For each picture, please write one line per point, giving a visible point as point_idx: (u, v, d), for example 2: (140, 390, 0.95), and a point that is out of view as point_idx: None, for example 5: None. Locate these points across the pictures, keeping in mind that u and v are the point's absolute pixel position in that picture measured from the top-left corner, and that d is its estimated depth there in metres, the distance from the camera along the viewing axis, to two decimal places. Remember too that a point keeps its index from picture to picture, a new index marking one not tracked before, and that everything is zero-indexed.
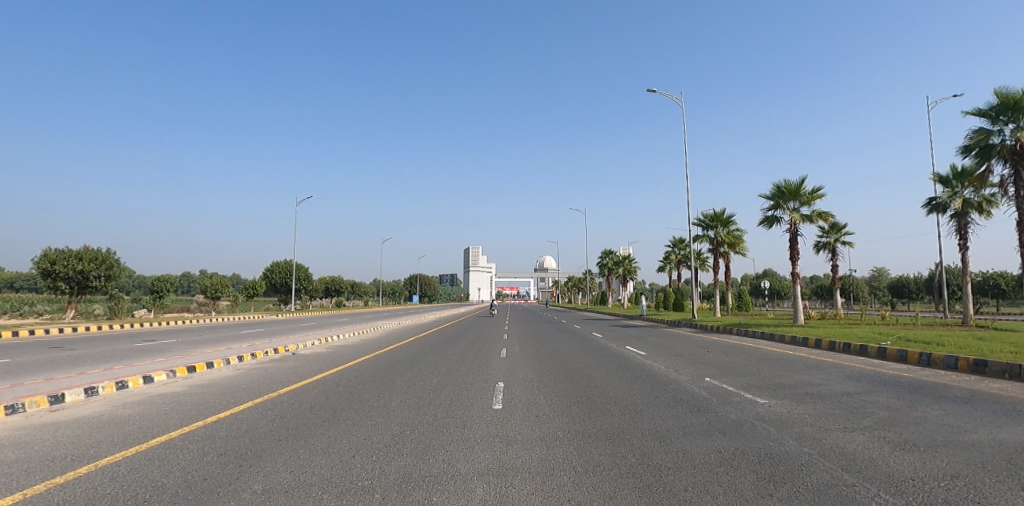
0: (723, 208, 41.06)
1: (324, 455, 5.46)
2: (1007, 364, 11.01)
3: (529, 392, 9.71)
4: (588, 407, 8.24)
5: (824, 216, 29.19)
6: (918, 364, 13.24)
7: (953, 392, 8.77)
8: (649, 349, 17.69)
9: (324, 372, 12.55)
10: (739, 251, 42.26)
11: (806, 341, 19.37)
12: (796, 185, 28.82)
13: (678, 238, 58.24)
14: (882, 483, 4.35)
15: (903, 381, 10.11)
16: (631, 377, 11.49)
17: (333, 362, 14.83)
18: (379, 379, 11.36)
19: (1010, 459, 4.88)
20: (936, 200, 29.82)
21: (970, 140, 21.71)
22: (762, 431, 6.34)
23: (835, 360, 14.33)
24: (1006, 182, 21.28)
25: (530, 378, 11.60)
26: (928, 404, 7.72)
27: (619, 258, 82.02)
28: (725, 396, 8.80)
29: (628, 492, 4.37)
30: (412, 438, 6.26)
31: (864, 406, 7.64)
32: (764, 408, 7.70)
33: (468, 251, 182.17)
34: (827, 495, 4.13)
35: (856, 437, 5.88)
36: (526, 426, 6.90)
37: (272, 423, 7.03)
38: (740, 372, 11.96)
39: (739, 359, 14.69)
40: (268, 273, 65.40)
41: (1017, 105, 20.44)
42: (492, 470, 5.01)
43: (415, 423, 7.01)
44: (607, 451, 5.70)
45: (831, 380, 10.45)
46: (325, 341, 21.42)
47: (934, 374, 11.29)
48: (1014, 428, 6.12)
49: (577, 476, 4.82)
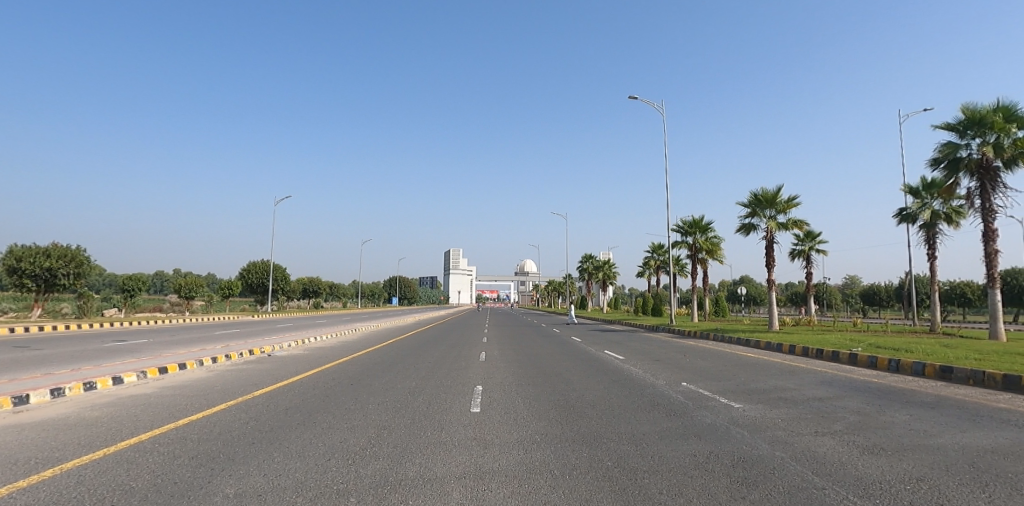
0: (701, 216, 41.63)
1: (299, 459, 5.38)
2: (971, 370, 11.35)
3: (508, 396, 9.70)
4: (567, 411, 8.27)
5: (799, 225, 29.74)
6: (887, 370, 13.54)
7: (921, 398, 8.94)
8: (627, 354, 17.82)
9: (300, 374, 12.33)
10: (717, 257, 42.86)
11: (780, 347, 19.71)
12: (773, 194, 29.35)
13: (657, 244, 58.70)
14: (852, 486, 4.44)
15: (873, 387, 10.38)
16: (609, 381, 11.53)
17: (309, 364, 14.58)
18: (358, 382, 11.24)
19: (973, 462, 5.04)
20: (906, 211, 30.60)
21: (939, 153, 22.33)
22: (736, 435, 6.43)
23: (807, 365, 14.55)
24: (973, 194, 21.89)
25: (508, 382, 11.59)
26: (896, 409, 7.91)
27: (599, 263, 82.28)
28: (700, 401, 8.92)
29: (605, 497, 4.38)
30: (389, 441, 6.22)
31: (834, 411, 7.78)
32: (739, 412, 7.80)
33: (448, 253, 181.29)
34: (798, 498, 4.22)
35: (827, 441, 5.99)
36: (505, 430, 6.90)
37: (246, 425, 6.91)
38: (717, 377, 12.10)
39: (715, 364, 14.81)
40: (244, 273, 64.35)
41: (983, 120, 21.10)
42: (468, 473, 4.99)
43: (392, 427, 6.97)
44: (584, 454, 5.73)
45: (804, 385, 10.63)
46: (302, 343, 21.16)
47: (901, 379, 11.63)
48: (978, 433, 6.31)
49: (554, 479, 4.83)
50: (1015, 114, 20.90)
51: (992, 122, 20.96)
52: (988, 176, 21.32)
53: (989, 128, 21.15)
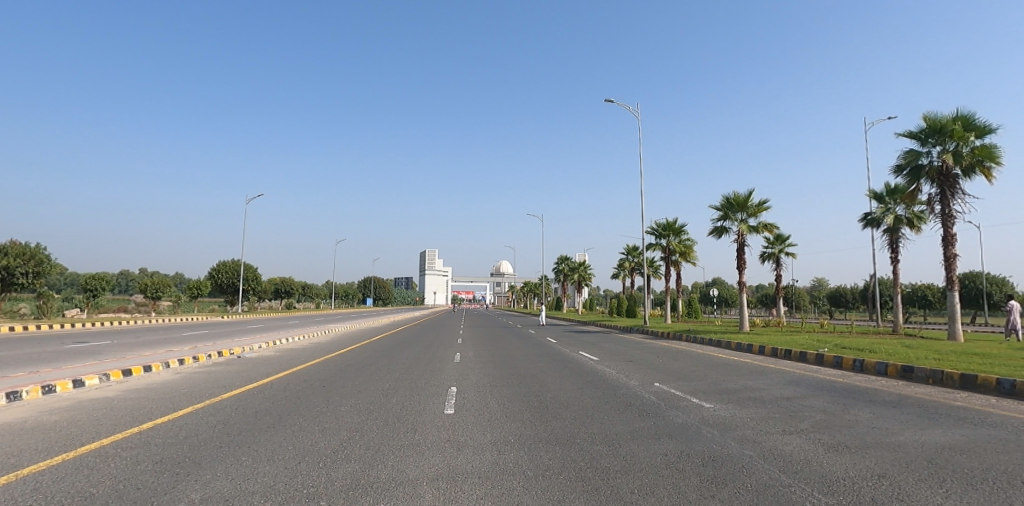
0: (675, 218, 42.19)
1: (268, 462, 5.29)
2: (930, 370, 11.73)
3: (482, 397, 9.71)
4: (541, 411, 8.30)
5: (769, 228, 30.36)
6: (851, 370, 13.92)
7: (884, 397, 9.20)
8: (601, 354, 17.97)
9: (270, 376, 12.11)
10: (690, 259, 43.48)
11: (750, 347, 20.09)
12: (744, 197, 29.91)
13: (631, 246, 59.30)
14: (817, 483, 4.55)
15: (838, 386, 10.67)
16: (583, 382, 11.60)
17: (280, 366, 14.35)
18: (330, 384, 11.10)
19: (931, 459, 5.21)
20: (871, 215, 31.50)
21: (902, 160, 23.05)
22: (706, 434, 6.53)
23: (775, 365, 14.86)
24: (933, 200, 22.65)
25: (483, 383, 11.58)
26: (859, 407, 8.14)
27: (574, 265, 82.71)
28: (672, 400, 9.04)
29: (577, 497, 4.40)
30: (361, 444, 6.14)
31: (801, 410, 7.96)
32: (709, 412, 7.93)
33: (424, 254, 180.26)
34: (765, 495, 4.30)
35: (793, 439, 6.14)
36: (479, 431, 6.90)
37: (213, 429, 6.76)
38: (688, 377, 12.28)
39: (687, 364, 15.02)
40: (214, 272, 62.96)
41: (944, 128, 21.86)
42: (442, 475, 4.97)
43: (365, 429, 6.90)
44: (557, 455, 5.75)
45: (772, 385, 10.85)
46: (273, 344, 20.80)
47: (865, 379, 11.98)
48: (936, 430, 6.54)
49: (527, 480, 4.84)
50: (973, 123, 21.68)
51: (951, 131, 21.73)
52: (948, 183, 22.06)
53: (949, 137, 21.92)
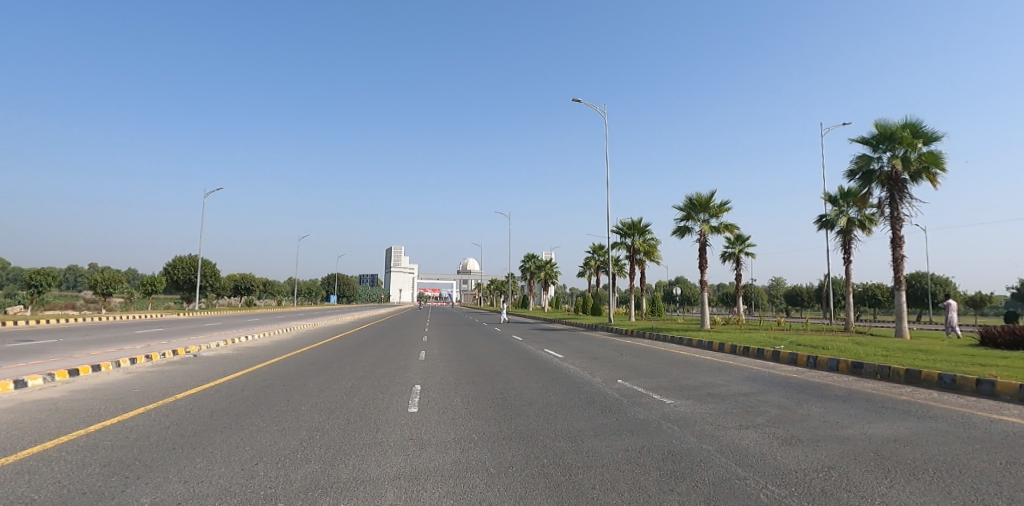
0: (640, 218, 42.80)
1: (224, 464, 5.15)
2: (879, 366, 12.23)
3: (446, 395, 9.66)
4: (505, 409, 8.30)
5: (730, 228, 31.10)
6: (806, 366, 14.41)
7: (835, 392, 9.55)
8: (565, 352, 18.11)
9: (228, 375, 11.79)
10: (654, 258, 44.19)
11: (710, 345, 20.57)
12: (706, 198, 30.55)
13: (597, 244, 59.90)
14: (771, 476, 4.68)
15: (793, 382, 11.03)
16: (548, 379, 11.66)
17: (238, 364, 13.98)
18: (290, 382, 10.87)
19: (878, 450, 5.44)
20: (826, 218, 32.61)
21: (855, 164, 23.94)
22: (667, 430, 6.66)
23: (734, 362, 15.25)
24: (883, 204, 23.60)
25: (447, 381, 11.53)
26: (813, 403, 8.42)
27: (541, 263, 83.08)
28: (634, 397, 9.19)
29: (539, 493, 4.42)
30: (321, 443, 6.04)
31: (758, 405, 8.20)
32: (670, 408, 8.09)
33: (389, 251, 178.22)
34: (721, 488, 4.41)
35: (749, 434, 6.31)
36: (442, 429, 6.86)
37: (166, 430, 6.54)
38: (651, 374, 12.49)
39: (649, 362, 15.26)
40: (169, 268, 60.85)
41: (894, 135, 22.78)
42: (404, 474, 4.93)
43: (326, 428, 6.79)
44: (520, 452, 5.77)
45: (731, 381, 11.13)
46: (231, 342, 20.28)
47: (818, 375, 12.41)
48: (883, 423, 6.82)
49: (490, 478, 4.85)
50: (920, 131, 22.67)
51: (900, 138, 22.67)
52: (897, 188, 23.01)
53: (898, 143, 22.86)
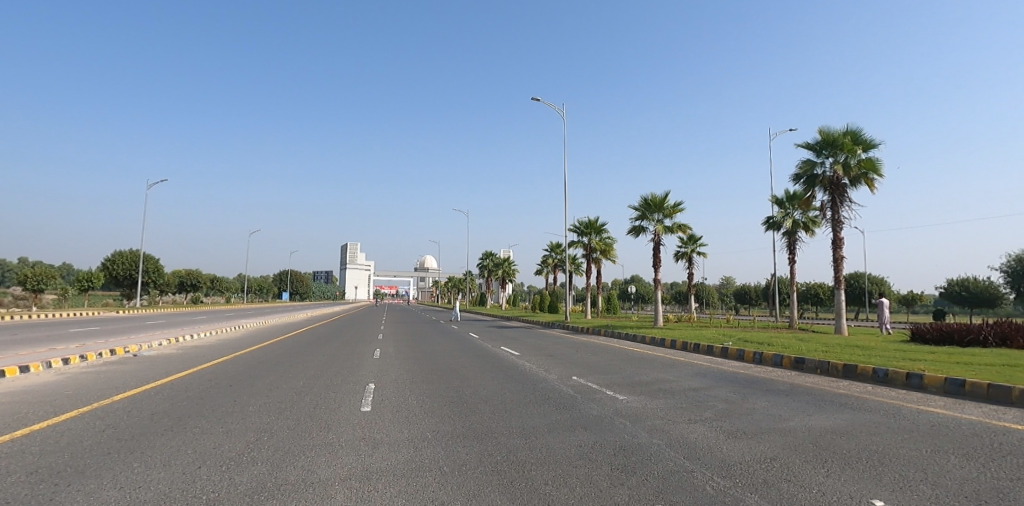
0: (596, 217, 43.34)
1: (163, 468, 4.94)
2: (819, 361, 12.78)
3: (400, 393, 9.54)
4: (460, 407, 8.27)
5: (683, 228, 31.87)
6: (752, 362, 14.92)
7: (779, 386, 9.94)
8: (521, 349, 18.20)
9: (171, 376, 11.31)
10: (610, 257, 44.87)
11: (663, 341, 21.06)
12: (661, 198, 31.22)
13: (555, 243, 60.35)
14: (717, 468, 4.83)
15: (739, 377, 11.41)
16: (503, 377, 11.67)
17: (182, 364, 13.43)
18: (238, 383, 10.51)
19: (816, 441, 5.68)
20: (773, 219, 33.83)
21: (800, 169, 24.91)
22: (619, 425, 6.77)
23: (685, 358, 15.66)
24: (825, 207, 24.65)
25: (402, 379, 11.39)
26: (757, 396, 8.73)
27: (499, 260, 83.14)
28: (588, 393, 9.30)
29: (492, 491, 4.42)
30: (269, 445, 5.86)
31: (706, 400, 8.43)
32: (623, 403, 8.23)
33: (344, 248, 174.79)
34: (670, 481, 4.51)
35: (698, 428, 6.49)
36: (395, 428, 6.77)
37: (101, 434, 6.21)
38: (605, 371, 12.68)
39: (604, 358, 15.50)
40: (108, 263, 57.91)
41: (835, 142, 23.82)
42: (355, 474, 4.84)
43: (274, 429, 6.59)
44: (474, 450, 5.75)
45: (682, 377, 11.42)
46: (175, 341, 19.46)
47: (763, 370, 12.87)
48: (822, 415, 7.14)
49: (443, 476, 4.81)
50: (860, 138, 23.79)
51: (842, 144, 23.72)
52: (838, 192, 24.08)
53: (839, 150, 23.92)
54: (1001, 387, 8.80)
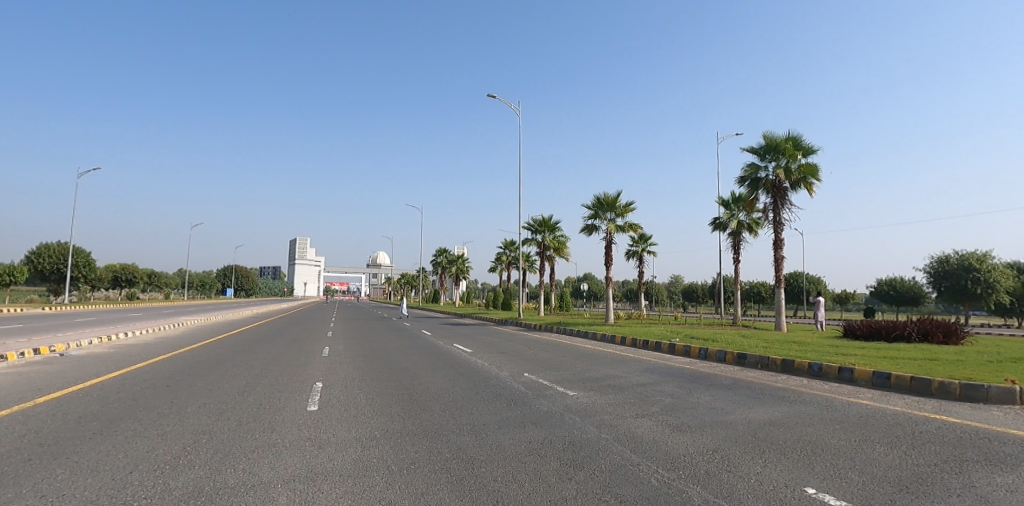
0: (550, 215, 43.70)
1: (91, 475, 4.67)
2: (760, 357, 13.30)
3: (349, 392, 9.35)
4: (410, 405, 8.18)
5: (634, 227, 32.55)
6: (698, 357, 15.40)
7: (721, 381, 10.30)
8: (474, 347, 18.17)
9: (102, 376, 10.71)
10: (563, 255, 45.34)
11: (613, 338, 21.47)
12: (612, 198, 31.78)
13: (509, 240, 60.47)
14: (661, 461, 4.96)
15: (685, 372, 11.76)
16: (455, 374, 11.63)
17: (114, 364, 12.73)
18: (176, 382, 10.06)
19: (755, 433, 5.92)
20: (719, 220, 34.99)
21: (745, 172, 25.86)
22: (569, 420, 6.86)
23: (634, 355, 16.02)
24: (768, 209, 25.69)
25: (351, 377, 11.18)
26: (702, 391, 9.02)
27: (452, 257, 82.71)
28: (539, 390, 9.38)
29: (441, 488, 4.39)
30: (209, 447, 5.64)
31: (653, 395, 8.65)
32: (572, 399, 8.35)
33: (293, 243, 169.94)
34: (616, 474, 4.60)
35: (644, 422, 6.65)
36: (342, 428, 6.63)
37: (22, 439, 5.82)
38: (556, 367, 12.81)
39: (555, 355, 15.66)
40: (33, 256, 54.23)
41: (778, 147, 24.84)
42: (300, 476, 4.71)
43: (214, 431, 6.34)
44: (424, 448, 5.70)
45: (630, 373, 11.67)
46: (107, 339, 18.45)
47: (707, 365, 13.32)
48: (761, 408, 7.44)
49: (390, 475, 4.75)
50: (800, 144, 24.89)
51: (783, 149, 24.76)
52: (780, 195, 25.13)
53: (782, 154, 24.96)
54: (921, 379, 9.40)
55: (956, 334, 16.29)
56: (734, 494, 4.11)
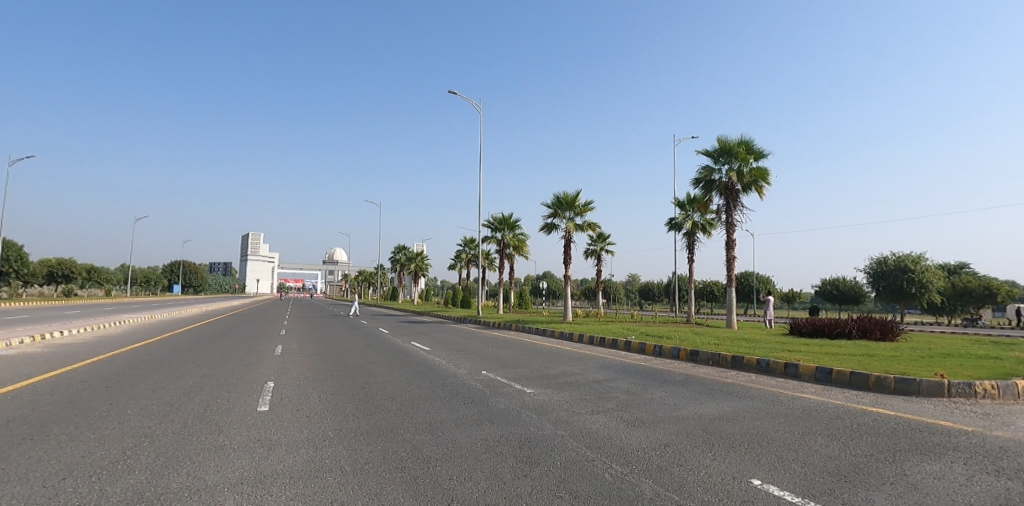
0: (510, 213, 43.77)
1: (20, 483, 4.40)
2: (712, 354, 13.67)
3: (302, 391, 9.13)
4: (365, 404, 8.05)
5: (592, 227, 32.95)
6: (653, 355, 15.72)
7: (675, 377, 10.54)
8: (432, 345, 18.02)
9: (34, 377, 10.12)
10: (523, 253, 45.49)
11: (571, 336, 21.67)
12: (572, 197, 32.06)
13: (469, 238, 60.21)
14: (615, 456, 5.03)
15: (640, 369, 11.98)
16: (412, 372, 11.52)
17: (49, 364, 12.04)
18: (115, 384, 9.60)
19: (706, 427, 6.07)
20: (675, 221, 35.80)
21: (699, 174, 26.52)
22: (525, 417, 6.89)
23: (591, 352, 16.21)
24: (721, 211, 26.43)
25: (304, 376, 10.92)
26: (655, 387, 9.20)
27: (411, 254, 81.81)
28: (497, 387, 9.38)
29: (395, 488, 4.33)
30: (150, 451, 5.40)
31: (609, 391, 8.77)
32: (530, 397, 8.38)
33: (245, 238, 164.86)
34: (571, 470, 4.64)
35: (600, 418, 6.73)
36: (294, 428, 6.47)
37: None
38: (514, 365, 12.84)
39: (513, 353, 15.70)
40: None
41: (731, 150, 25.58)
42: (248, 478, 4.57)
43: (157, 433, 6.08)
44: (378, 447, 5.61)
45: (587, 370, 11.81)
46: (42, 338, 17.45)
47: (662, 362, 13.61)
48: (711, 403, 7.66)
49: (344, 476, 4.66)
50: (752, 148, 25.69)
51: (736, 153, 25.51)
52: (732, 197, 25.88)
53: (734, 158, 25.71)
54: (860, 374, 9.86)
55: (892, 330, 17.16)
56: (685, 487, 4.21)
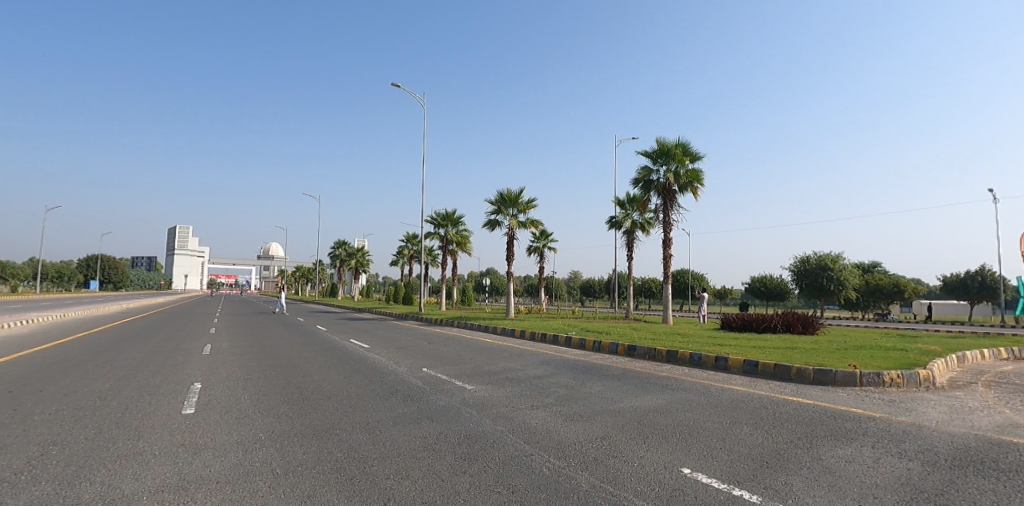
0: (453, 209, 43.52)
1: None
2: (648, 348, 14.09)
3: (231, 393, 8.74)
4: (299, 404, 7.80)
5: (535, 224, 33.21)
6: (592, 350, 16.04)
7: (613, 371, 10.80)
8: (372, 342, 17.68)
9: None
10: (466, 249, 45.35)
11: (513, 332, 21.82)
12: (515, 194, 32.21)
13: (412, 234, 59.34)
14: (553, 450, 5.11)
15: (579, 364, 12.20)
16: (349, 370, 11.25)
17: None
18: (20, 388, 8.87)
19: (641, 420, 6.26)
20: (615, 219, 36.63)
21: (639, 174, 27.25)
22: (465, 414, 6.88)
23: (533, 348, 16.37)
24: (658, 210, 27.27)
25: (235, 376, 10.48)
26: (594, 382, 9.39)
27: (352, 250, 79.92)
28: (437, 384, 9.31)
29: (329, 490, 4.23)
30: (60, 459, 5.05)
31: (549, 387, 8.88)
32: (470, 393, 8.37)
33: (172, 231, 156.18)
34: (509, 466, 4.67)
35: (539, 413, 6.81)
36: (221, 430, 6.21)
37: None
38: (456, 361, 12.79)
39: (455, 350, 15.64)
40: None
41: (669, 152, 26.44)
42: (171, 485, 4.35)
43: (68, 440, 5.68)
44: (313, 448, 5.46)
45: (528, 366, 11.93)
46: None
47: (600, 357, 13.92)
48: (646, 396, 7.90)
49: (275, 479, 4.51)
50: (688, 150, 26.64)
51: (674, 154, 26.38)
52: (669, 197, 26.75)
53: (672, 159, 26.58)
54: (783, 365, 10.43)
55: (813, 324, 18.24)
56: (619, 478, 4.32)
